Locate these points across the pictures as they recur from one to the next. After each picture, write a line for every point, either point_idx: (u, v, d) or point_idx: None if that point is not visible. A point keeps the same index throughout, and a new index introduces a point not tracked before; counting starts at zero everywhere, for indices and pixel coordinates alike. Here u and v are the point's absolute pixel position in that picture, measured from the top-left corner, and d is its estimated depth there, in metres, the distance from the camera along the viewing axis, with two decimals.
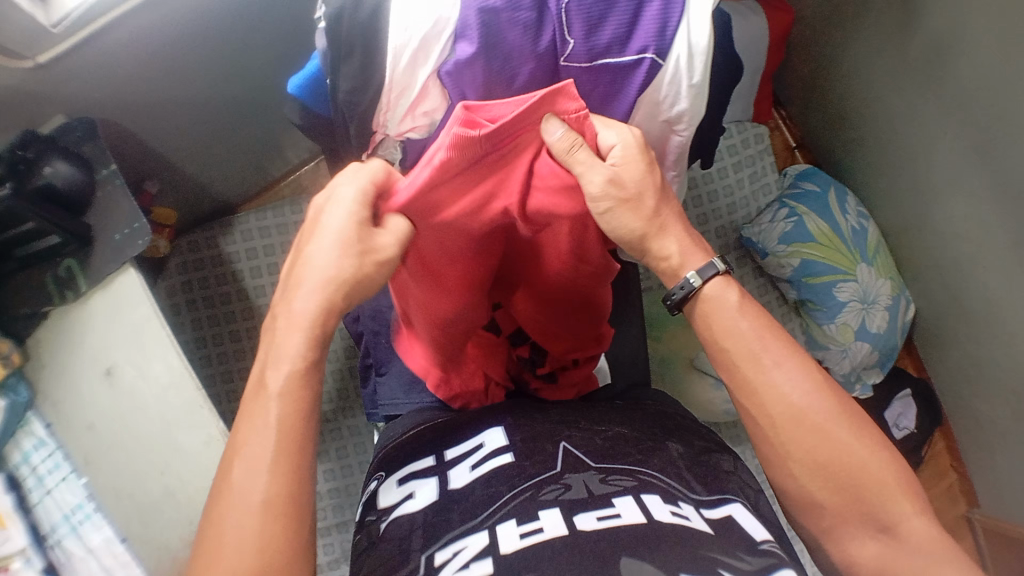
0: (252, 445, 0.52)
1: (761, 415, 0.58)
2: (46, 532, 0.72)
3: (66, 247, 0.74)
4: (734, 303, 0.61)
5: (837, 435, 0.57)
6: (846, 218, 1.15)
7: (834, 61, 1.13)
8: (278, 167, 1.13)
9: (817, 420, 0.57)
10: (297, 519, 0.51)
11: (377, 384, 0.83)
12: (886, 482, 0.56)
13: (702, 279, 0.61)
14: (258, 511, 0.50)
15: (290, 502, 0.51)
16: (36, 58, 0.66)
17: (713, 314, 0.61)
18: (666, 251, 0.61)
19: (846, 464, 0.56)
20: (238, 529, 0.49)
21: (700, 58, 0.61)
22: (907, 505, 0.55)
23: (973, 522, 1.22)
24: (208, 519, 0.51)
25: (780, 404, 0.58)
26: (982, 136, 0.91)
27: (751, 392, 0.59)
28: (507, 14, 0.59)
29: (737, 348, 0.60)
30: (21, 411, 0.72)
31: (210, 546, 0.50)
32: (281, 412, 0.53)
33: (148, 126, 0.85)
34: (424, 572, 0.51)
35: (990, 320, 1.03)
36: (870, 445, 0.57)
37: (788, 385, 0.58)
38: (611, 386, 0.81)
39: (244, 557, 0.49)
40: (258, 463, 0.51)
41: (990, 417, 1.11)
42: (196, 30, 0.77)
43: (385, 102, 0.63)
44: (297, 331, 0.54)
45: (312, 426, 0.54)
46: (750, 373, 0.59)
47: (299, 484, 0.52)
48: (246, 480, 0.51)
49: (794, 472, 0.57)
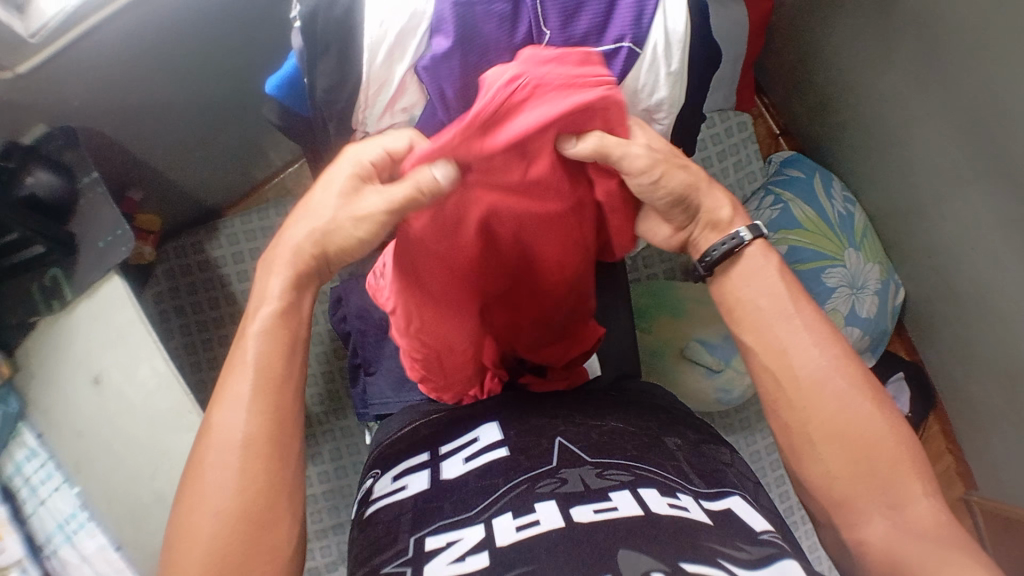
0: (234, 378, 0.52)
1: (787, 376, 0.59)
2: (41, 542, 0.72)
3: (52, 255, 0.73)
4: (772, 269, 0.63)
5: (854, 402, 0.57)
6: (833, 204, 1.16)
7: (816, 47, 1.14)
8: (262, 169, 1.13)
9: (836, 385, 0.58)
10: (277, 463, 0.50)
11: (365, 384, 0.83)
12: (896, 456, 0.56)
13: (750, 236, 0.63)
14: (240, 448, 0.50)
15: (270, 443, 0.50)
16: (16, 69, 0.65)
17: (742, 275, 0.63)
18: (718, 211, 0.63)
19: (861, 435, 0.56)
20: (221, 468, 0.49)
21: (677, 45, 0.62)
22: (915, 488, 0.55)
23: (970, 505, 1.22)
24: (191, 461, 0.51)
25: (806, 364, 0.59)
26: (965, 116, 0.92)
27: (781, 351, 0.60)
28: (481, 7, 0.59)
29: (771, 307, 0.61)
30: (12, 422, 0.72)
31: (181, 512, 0.49)
32: (259, 347, 0.52)
33: (129, 132, 0.84)
34: (413, 555, 0.51)
35: (981, 301, 1.04)
36: (888, 419, 0.57)
37: (814, 347, 0.59)
38: (599, 377, 0.79)
39: (223, 493, 0.48)
40: (239, 400, 0.51)
41: (983, 398, 1.11)
42: (172, 37, 0.77)
43: (363, 99, 0.63)
44: (282, 272, 0.54)
45: (294, 373, 0.54)
46: (780, 331, 0.60)
47: (288, 421, 0.52)
48: (228, 417, 0.51)
49: (813, 438, 0.57)
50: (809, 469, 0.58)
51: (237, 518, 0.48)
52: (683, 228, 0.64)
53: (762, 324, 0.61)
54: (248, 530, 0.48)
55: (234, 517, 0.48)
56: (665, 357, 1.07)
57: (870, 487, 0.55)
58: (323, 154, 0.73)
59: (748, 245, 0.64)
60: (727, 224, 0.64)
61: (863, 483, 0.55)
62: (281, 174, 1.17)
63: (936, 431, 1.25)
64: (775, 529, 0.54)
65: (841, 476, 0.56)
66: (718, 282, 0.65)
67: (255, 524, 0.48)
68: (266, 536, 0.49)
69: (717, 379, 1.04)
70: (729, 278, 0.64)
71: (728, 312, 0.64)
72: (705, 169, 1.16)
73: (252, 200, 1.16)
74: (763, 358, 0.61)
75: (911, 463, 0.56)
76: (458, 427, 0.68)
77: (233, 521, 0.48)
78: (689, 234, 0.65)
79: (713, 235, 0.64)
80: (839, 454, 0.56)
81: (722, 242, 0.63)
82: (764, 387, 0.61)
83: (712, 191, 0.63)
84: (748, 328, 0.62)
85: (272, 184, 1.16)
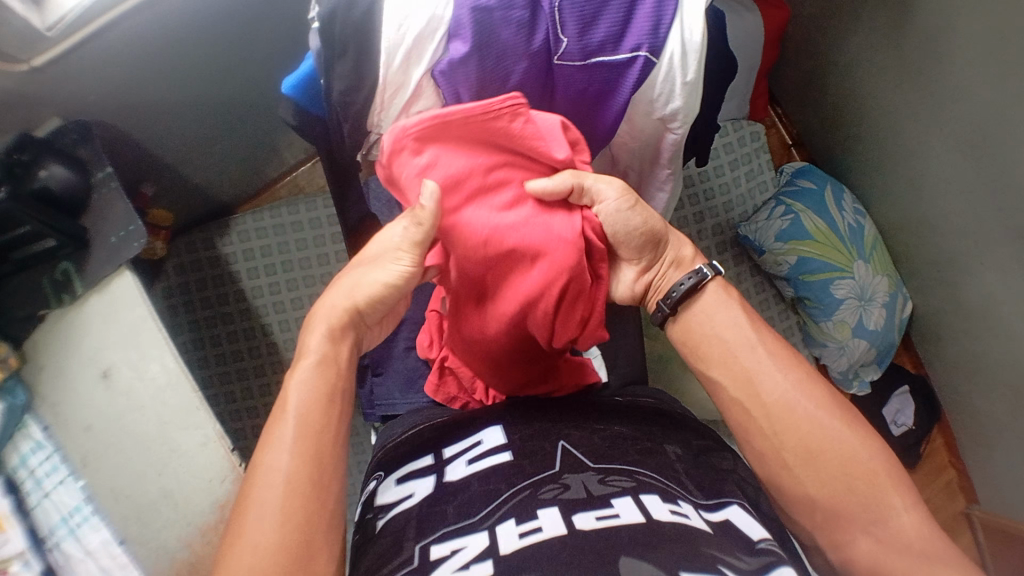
0: (279, 424, 0.55)
1: (755, 404, 0.60)
2: (44, 534, 0.72)
3: (64, 249, 0.74)
4: (732, 303, 0.64)
5: (827, 422, 0.58)
6: (843, 216, 1.15)
7: (829, 58, 1.13)
8: (275, 167, 1.13)
9: (807, 408, 0.58)
10: (314, 498, 0.52)
11: (372, 386, 0.82)
12: (877, 473, 0.56)
13: (712, 271, 0.65)
14: (281, 486, 0.52)
15: (308, 480, 0.52)
16: (32, 62, 0.66)
17: (705, 312, 0.64)
18: (681, 251, 0.65)
19: (838, 456, 0.56)
20: (264, 508, 0.51)
21: (694, 54, 0.61)
22: (896, 500, 0.55)
23: (971, 518, 1.22)
24: (239, 500, 0.52)
25: (774, 390, 0.59)
26: (975, 130, 0.92)
27: (747, 381, 0.60)
28: (500, 13, 0.59)
29: (735, 339, 0.62)
30: (19, 414, 0.72)
31: (225, 551, 0.50)
32: (304, 399, 0.56)
33: (144, 127, 0.84)
34: (419, 564, 0.50)
35: (987, 315, 1.03)
36: (862, 437, 0.57)
37: (781, 372, 0.60)
38: (608, 384, 0.78)
39: (266, 529, 0.50)
40: (282, 444, 0.54)
41: (988, 413, 1.11)
42: (189, 35, 0.77)
43: (379, 101, 0.63)
44: (318, 329, 0.60)
45: (331, 420, 0.56)
46: (745, 360, 0.61)
47: (323, 463, 0.54)
48: (273, 458, 0.53)
49: (789, 462, 0.58)
50: (789, 490, 0.58)
51: (278, 550, 0.49)
52: (648, 268, 0.65)
53: (727, 355, 0.62)
54: (289, 564, 0.49)
55: (276, 550, 0.49)
56: (672, 365, 1.07)
57: (852, 501, 0.55)
58: (338, 156, 0.73)
59: (708, 281, 0.65)
60: (689, 262, 0.65)
61: (848, 501, 0.56)
62: (294, 172, 1.17)
63: (940, 444, 1.25)
64: (774, 538, 0.54)
65: (823, 497, 0.56)
66: (682, 321, 0.65)
67: (299, 556, 0.50)
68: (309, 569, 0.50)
69: None
70: (690, 312, 0.64)
71: (690, 349, 0.65)
72: (716, 177, 1.17)
73: (265, 198, 1.16)
74: (732, 390, 0.61)
75: (893, 479, 0.56)
76: (462, 429, 0.68)
77: (272, 557, 0.49)
78: (655, 275, 0.65)
79: (677, 272, 0.65)
80: (816, 474, 0.56)
81: (686, 278, 0.64)
82: (733, 415, 0.61)
83: (672, 232, 0.65)
84: (712, 361, 0.63)
85: (285, 182, 1.17)
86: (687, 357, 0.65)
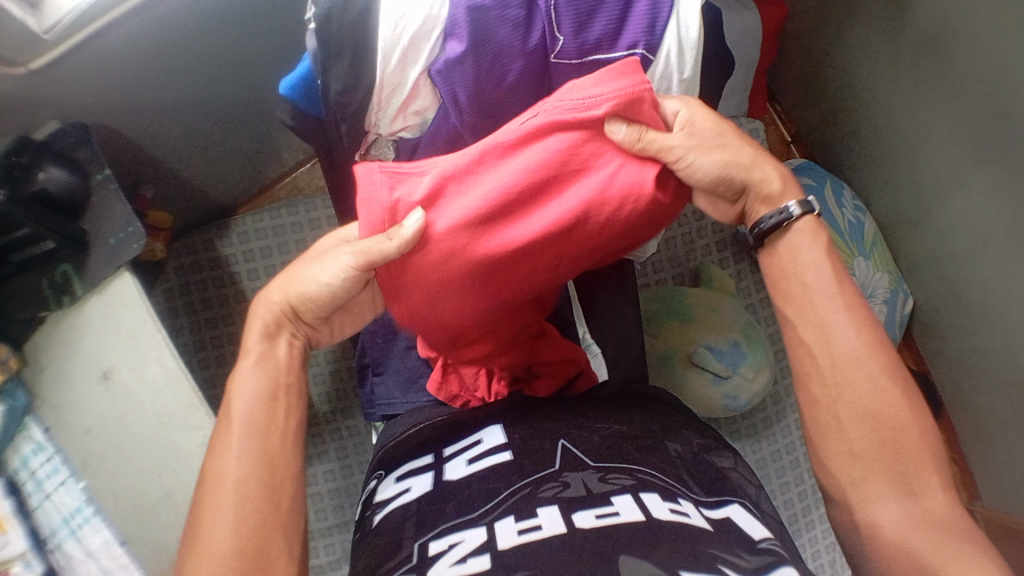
0: (229, 436, 0.57)
1: (823, 351, 0.61)
2: (46, 535, 0.72)
3: (62, 252, 0.74)
4: (817, 245, 0.64)
5: (887, 387, 0.59)
6: (843, 212, 1.15)
7: (827, 54, 1.13)
8: (274, 168, 1.13)
9: (873, 368, 0.59)
10: (269, 501, 0.54)
11: (373, 384, 0.83)
12: (922, 448, 0.57)
13: (801, 211, 0.64)
14: (235, 492, 0.54)
15: (261, 484, 0.55)
16: (29, 64, 0.66)
17: (790, 249, 0.64)
18: (769, 180, 0.64)
19: (889, 423, 0.58)
20: (222, 512, 0.53)
21: (690, 52, 0.62)
22: (932, 478, 0.57)
23: (975, 513, 1.19)
24: (197, 502, 0.55)
25: (843, 344, 0.60)
26: (975, 126, 0.91)
27: (818, 326, 0.62)
28: (496, 12, 0.59)
29: (815, 283, 0.63)
30: (20, 416, 0.72)
31: (191, 551, 0.53)
32: (250, 407, 0.58)
33: (142, 129, 0.84)
34: (418, 560, 0.51)
35: (988, 311, 1.03)
36: (917, 410, 0.59)
37: (853, 328, 0.61)
38: (607, 383, 0.78)
39: (225, 532, 0.53)
40: (235, 449, 0.56)
41: (989, 409, 1.11)
42: (184, 37, 0.77)
43: (376, 101, 0.63)
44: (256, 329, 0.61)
45: (281, 421, 0.58)
46: (820, 307, 0.62)
47: (277, 466, 0.56)
48: (225, 465, 0.55)
49: (841, 416, 0.59)
50: (829, 448, 0.60)
51: (237, 553, 0.52)
52: (737, 200, 0.65)
53: (804, 297, 0.63)
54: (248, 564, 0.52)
55: (233, 554, 0.52)
56: (674, 362, 1.04)
57: (883, 473, 0.57)
58: (335, 157, 0.73)
59: (799, 219, 0.64)
60: (777, 197, 0.64)
61: (885, 471, 0.57)
62: (293, 173, 1.16)
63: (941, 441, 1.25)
64: (775, 537, 0.54)
65: (863, 461, 0.58)
66: (767, 252, 0.66)
67: (258, 557, 0.52)
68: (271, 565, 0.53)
69: (725, 386, 1.04)
70: (776, 248, 0.65)
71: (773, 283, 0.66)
72: None
73: (265, 199, 1.16)
74: (802, 330, 0.62)
75: (935, 457, 0.57)
76: (461, 428, 0.68)
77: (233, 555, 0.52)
78: (743, 206, 0.66)
79: (764, 207, 0.65)
80: (862, 436, 0.58)
81: (772, 215, 0.64)
82: (798, 359, 0.63)
83: (761, 163, 0.64)
84: (788, 300, 0.64)
85: (283, 184, 1.16)
86: (766, 290, 0.66)
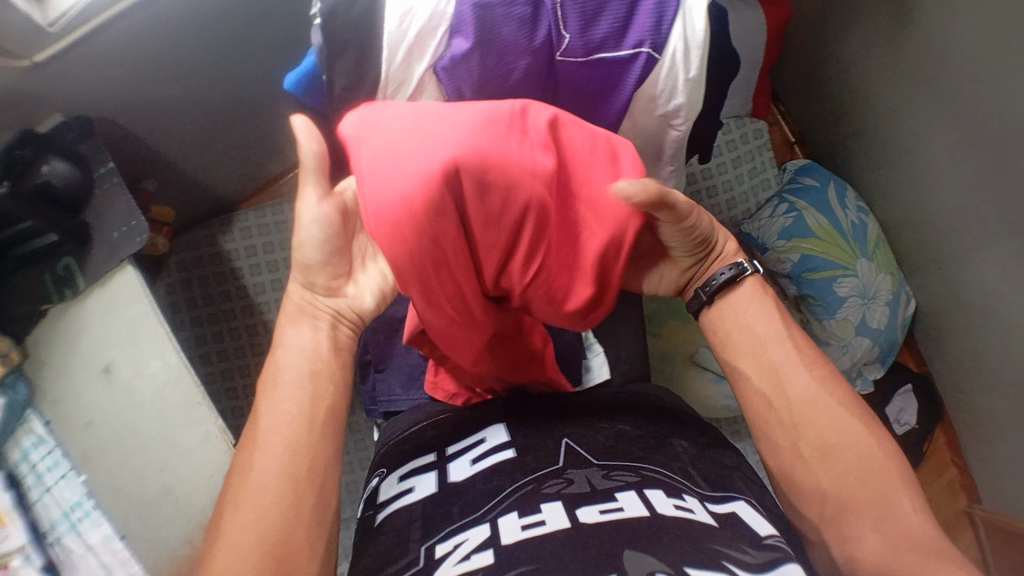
0: (260, 433, 0.57)
1: (777, 394, 0.62)
2: (45, 529, 0.72)
3: (63, 246, 0.74)
4: (766, 305, 0.66)
5: (845, 423, 0.60)
6: (846, 214, 1.15)
7: (832, 55, 1.13)
8: (277, 163, 1.12)
9: (831, 403, 0.61)
10: (298, 494, 0.54)
11: (376, 381, 0.83)
12: (889, 478, 0.58)
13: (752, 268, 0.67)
14: (274, 482, 0.54)
15: (300, 476, 0.55)
16: (32, 58, 0.66)
17: (737, 305, 0.66)
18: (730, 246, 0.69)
19: (851, 457, 0.58)
20: (258, 504, 0.53)
21: (696, 51, 0.61)
22: (909, 499, 0.57)
23: (974, 517, 1.21)
24: (226, 498, 0.55)
25: (798, 387, 0.62)
26: (977, 129, 0.91)
27: (771, 371, 0.63)
28: (501, 8, 0.59)
29: (764, 332, 0.64)
30: (20, 410, 0.72)
31: (214, 547, 0.52)
32: (297, 406, 0.58)
33: (145, 123, 0.84)
34: (424, 564, 0.50)
35: (989, 314, 1.03)
36: (880, 442, 0.60)
37: (805, 369, 0.63)
38: (609, 381, 0.78)
39: (256, 523, 0.52)
40: (275, 444, 0.56)
41: (990, 412, 1.11)
42: (188, 30, 0.76)
43: (381, 97, 0.63)
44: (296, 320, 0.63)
45: (326, 415, 0.59)
46: (772, 352, 0.64)
47: (316, 459, 0.56)
48: (266, 460, 0.55)
49: (805, 454, 0.60)
50: (801, 485, 0.60)
51: (265, 544, 0.51)
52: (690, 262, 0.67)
53: (756, 346, 0.64)
54: (281, 555, 0.51)
55: (262, 543, 0.51)
56: (675, 363, 1.06)
57: (867, 490, 0.57)
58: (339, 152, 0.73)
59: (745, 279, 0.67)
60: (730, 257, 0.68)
61: (860, 498, 0.57)
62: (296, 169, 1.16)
63: (942, 443, 1.25)
64: (782, 535, 0.54)
65: (833, 491, 0.58)
66: (717, 308, 0.67)
67: (289, 551, 0.52)
68: (299, 563, 0.52)
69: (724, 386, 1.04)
70: (728, 302, 0.67)
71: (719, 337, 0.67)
72: (717, 173, 1.16)
73: (268, 193, 1.15)
74: (755, 377, 0.63)
75: (905, 482, 0.58)
76: (464, 428, 0.68)
77: (267, 546, 0.51)
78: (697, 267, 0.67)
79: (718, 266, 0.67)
80: (828, 468, 0.59)
81: (727, 270, 0.66)
82: (753, 407, 0.64)
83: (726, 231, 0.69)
84: (738, 352, 0.65)
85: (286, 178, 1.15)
86: (712, 345, 0.67)
